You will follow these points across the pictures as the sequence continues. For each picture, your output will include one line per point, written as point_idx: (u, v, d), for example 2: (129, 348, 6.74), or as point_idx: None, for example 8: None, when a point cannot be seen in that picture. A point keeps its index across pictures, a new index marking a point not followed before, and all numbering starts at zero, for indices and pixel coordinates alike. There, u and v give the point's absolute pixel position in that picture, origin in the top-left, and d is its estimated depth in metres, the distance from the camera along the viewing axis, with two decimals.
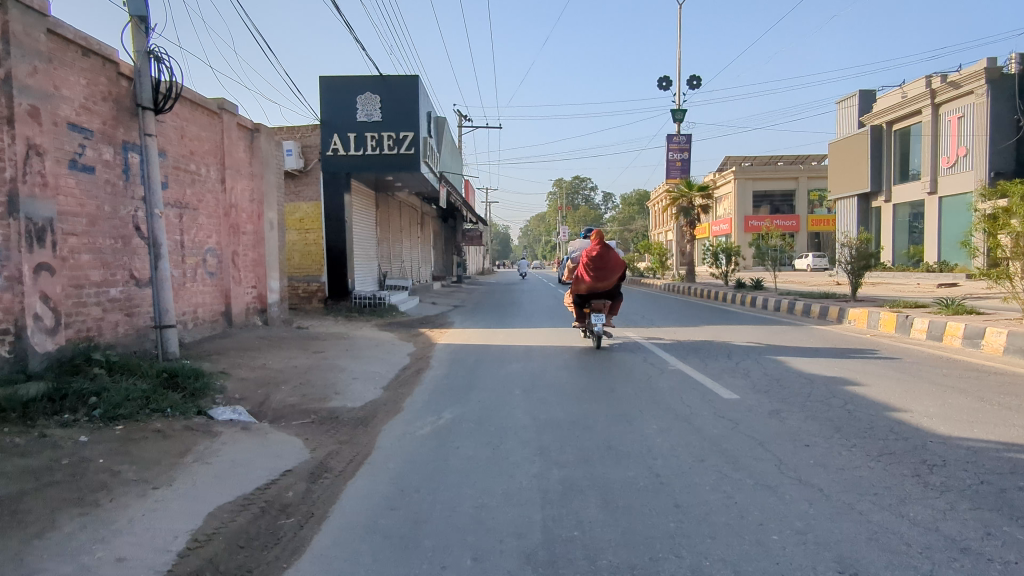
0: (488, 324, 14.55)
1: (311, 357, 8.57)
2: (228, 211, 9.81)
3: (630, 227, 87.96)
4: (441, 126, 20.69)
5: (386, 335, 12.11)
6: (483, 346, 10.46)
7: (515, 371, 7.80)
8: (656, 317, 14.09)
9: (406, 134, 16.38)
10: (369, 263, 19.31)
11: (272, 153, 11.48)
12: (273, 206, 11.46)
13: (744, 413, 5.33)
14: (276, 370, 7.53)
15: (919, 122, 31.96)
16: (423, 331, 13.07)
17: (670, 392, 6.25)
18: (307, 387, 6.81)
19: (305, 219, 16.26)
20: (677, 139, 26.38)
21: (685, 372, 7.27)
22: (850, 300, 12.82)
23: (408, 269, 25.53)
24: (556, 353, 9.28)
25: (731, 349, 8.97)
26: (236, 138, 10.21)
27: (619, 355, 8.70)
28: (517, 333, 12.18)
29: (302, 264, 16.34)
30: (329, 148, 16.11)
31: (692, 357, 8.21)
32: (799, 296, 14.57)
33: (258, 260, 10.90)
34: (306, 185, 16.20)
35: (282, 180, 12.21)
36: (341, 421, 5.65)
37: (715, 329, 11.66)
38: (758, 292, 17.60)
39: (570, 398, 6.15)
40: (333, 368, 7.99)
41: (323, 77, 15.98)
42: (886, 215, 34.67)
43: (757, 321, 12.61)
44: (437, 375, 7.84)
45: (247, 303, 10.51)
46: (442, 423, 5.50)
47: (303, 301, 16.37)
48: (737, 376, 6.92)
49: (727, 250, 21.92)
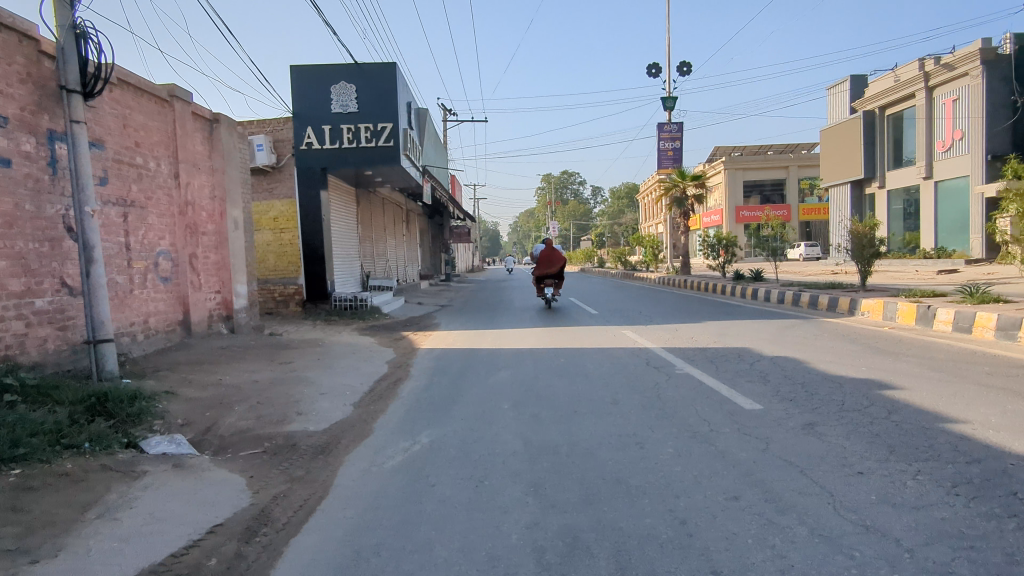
0: (475, 325, 13.69)
1: (277, 370, 7.68)
2: (183, 209, 8.87)
3: (620, 221, 87.33)
4: (423, 118, 19.78)
5: (366, 340, 11.25)
6: (469, 351, 9.61)
7: (504, 380, 6.96)
8: (654, 313, 13.29)
9: (384, 125, 15.46)
10: (350, 263, 18.39)
11: (235, 144, 10.54)
12: (237, 204, 10.53)
13: (773, 429, 4.52)
14: (232, 387, 6.63)
15: (913, 105, 31.37)
16: (406, 334, 12.22)
17: (682, 404, 5.42)
18: (264, 407, 5.93)
19: (279, 217, 15.18)
20: (668, 127, 25.57)
21: (695, 378, 6.44)
22: (859, 289, 12.06)
23: (393, 269, 24.61)
24: (550, 357, 8.45)
25: (741, 347, 8.17)
26: (192, 130, 9.27)
27: (619, 358, 7.87)
28: (508, 335, 11.36)
29: (278, 266, 15.35)
30: (302, 142, 15.28)
31: (701, 360, 7.40)
32: (802, 287, 13.80)
33: (221, 263, 9.99)
34: (278, 181, 15.13)
35: (248, 176, 11.27)
36: (297, 451, 4.77)
37: (719, 324, 10.84)
38: (758, 283, 16.81)
39: (567, 414, 5.31)
40: (299, 382, 7.11)
41: (295, 66, 15.07)
42: (881, 202, 34.06)
43: (763, 315, 11.81)
44: (416, 387, 6.98)
45: (209, 310, 9.60)
46: (416, 451, 4.65)
47: (280, 305, 15.43)
48: (755, 382, 6.11)
49: (723, 241, 21.14)
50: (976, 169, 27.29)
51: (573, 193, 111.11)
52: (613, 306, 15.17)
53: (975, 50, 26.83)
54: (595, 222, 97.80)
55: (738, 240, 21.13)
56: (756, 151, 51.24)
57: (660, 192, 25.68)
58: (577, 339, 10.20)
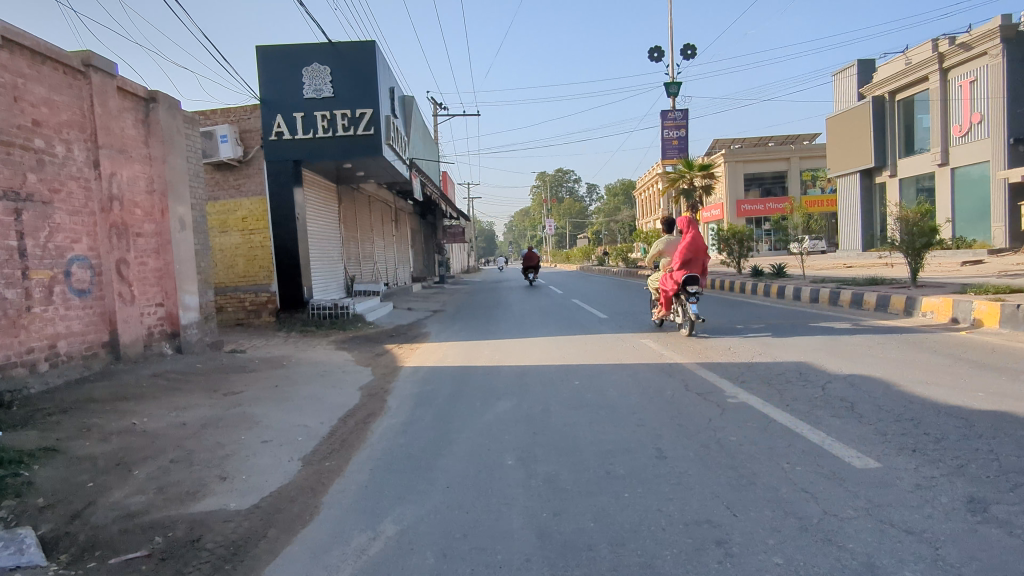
0: (471, 333, 12.13)
1: (215, 406, 6.02)
2: (108, 205, 7.25)
3: (617, 217, 85.60)
4: (409, 106, 18.15)
5: (341, 356, 9.64)
6: (461, 370, 7.98)
7: (506, 416, 5.34)
8: None
9: (363, 111, 13.83)
10: (332, 266, 16.79)
11: (181, 129, 8.92)
12: (184, 200, 8.90)
13: (927, 515, 2.91)
14: (146, 435, 4.99)
15: (926, 89, 29.90)
16: (390, 348, 10.61)
17: (762, 459, 3.81)
18: (179, 468, 4.32)
19: (248, 218, 13.77)
20: (672, 114, 23.97)
21: (760, 412, 4.86)
22: (909, 285, 10.48)
23: (382, 271, 22.92)
24: (560, 378, 6.84)
25: (797, 362, 6.58)
26: (119, 109, 7.64)
27: (650, 381, 6.25)
28: (507, 346, 9.75)
29: (248, 271, 13.88)
30: (271, 132, 13.52)
31: (755, 384, 5.82)
32: (837, 282, 12.23)
33: (164, 270, 8.35)
34: (246, 177, 13.66)
35: (199, 168, 9.65)
36: (196, 557, 3.14)
37: (754, 330, 9.27)
38: (782, 280, 15.19)
39: (598, 480, 3.72)
40: (238, 424, 5.46)
41: (261, 47, 13.49)
42: (893, 191, 32.57)
43: (800, 318, 10.24)
44: (392, 427, 5.39)
45: (148, 327, 7.95)
46: (376, 554, 3.04)
47: (250, 315, 13.87)
48: (846, 419, 4.53)
49: (738, 234, 19.52)
50: (997, 154, 25.81)
51: (568, 190, 109.68)
52: (623, 308, 13.57)
53: (995, 28, 25.27)
54: (591, 220, 96.44)
55: (755, 233, 19.55)
56: (757, 142, 49.74)
57: (666, 183, 24.03)
58: (590, 351, 8.59)
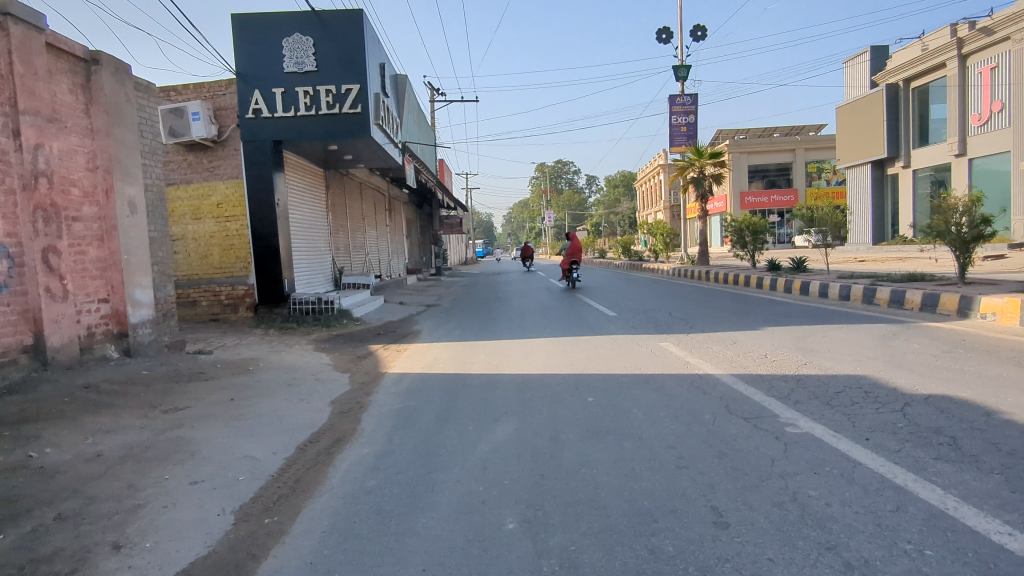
0: (466, 331, 11.01)
1: (147, 430, 4.87)
2: (33, 182, 6.11)
3: (616, 209, 84.28)
4: (402, 85, 16.94)
5: (319, 358, 8.53)
6: (452, 379, 6.88)
7: (505, 449, 4.23)
8: (689, 315, 10.59)
9: (348, 87, 12.64)
10: (318, 257, 15.65)
11: (132, 98, 7.73)
12: (135, 180, 7.71)
13: None
14: (39, 473, 3.86)
15: (943, 76, 28.70)
16: (376, 349, 9.50)
17: (872, 539, 2.67)
18: (63, 529, 3.19)
19: (224, 203, 12.61)
20: (680, 99, 22.69)
21: (833, 450, 3.75)
22: (958, 283, 9.34)
23: (374, 263, 21.75)
24: (571, 393, 5.71)
25: (857, 377, 5.45)
26: (47, 68, 6.46)
27: (681, 400, 5.14)
28: (506, 349, 8.63)
29: (223, 262, 12.73)
30: (248, 109, 12.33)
31: (813, 408, 4.70)
32: (870, 278, 11.07)
33: (109, 261, 7.19)
34: (222, 159, 12.51)
35: (157, 143, 8.44)
36: None
37: (787, 332, 8.15)
38: (803, 275, 14.07)
39: (638, 566, 2.62)
40: (167, 455, 4.32)
41: (237, 16, 12.28)
42: (906, 183, 31.41)
43: (834, 318, 9.10)
44: (361, 461, 4.29)
45: (86, 326, 6.81)
46: None
47: (226, 310, 12.74)
48: (956, 464, 3.42)
49: (753, 226, 18.32)
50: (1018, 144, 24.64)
51: (568, 182, 108.37)
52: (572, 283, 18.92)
53: (1019, 11, 23.99)
54: (590, 212, 95.15)
55: (769, 224, 18.35)
56: (762, 132, 48.39)
57: (674, 172, 22.84)
58: (602, 356, 7.45)
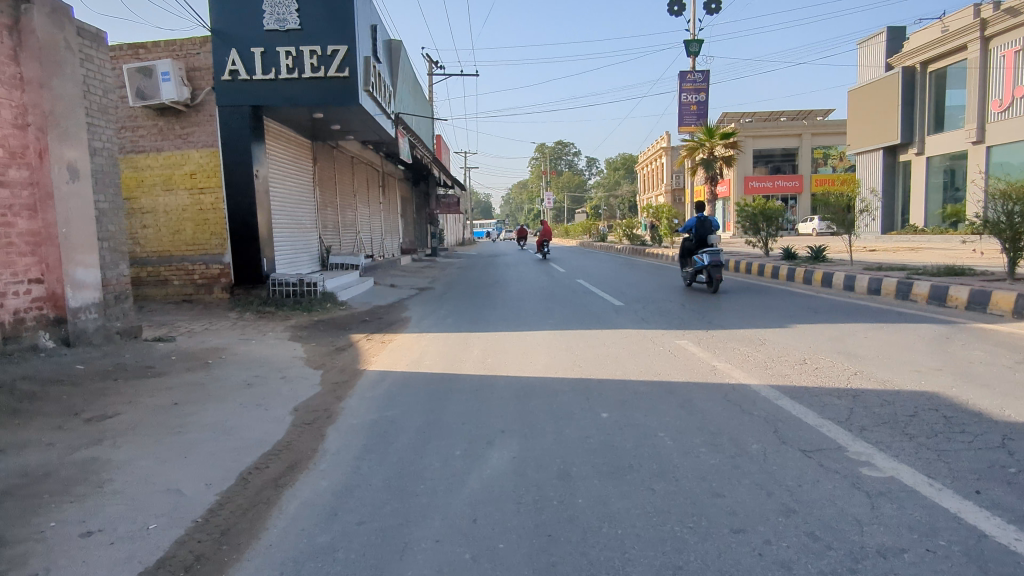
0: (459, 319, 10.04)
1: (53, 448, 3.90)
2: None
3: (616, 192, 82.94)
4: (396, 51, 15.77)
5: (292, 350, 7.56)
6: (440, 380, 5.92)
7: (500, 491, 3.29)
8: (705, 308, 9.62)
9: (334, 48, 11.51)
10: (304, 236, 14.63)
11: (75, 44, 6.63)
12: (78, 141, 6.66)
13: None
14: None
15: (963, 59, 27.51)
16: (358, 340, 8.53)
17: None
18: None
19: (198, 173, 11.54)
20: (691, 76, 21.51)
21: (938, 510, 2.81)
22: (1007, 279, 8.42)
23: (365, 242, 20.67)
24: (580, 406, 4.76)
25: (927, 397, 4.50)
26: None
27: (717, 421, 4.21)
28: (503, 343, 7.67)
29: (196, 238, 11.69)
30: (224, 70, 11.21)
31: (885, 439, 3.74)
32: (904, 270, 10.12)
33: (40, 234, 6.19)
34: (196, 125, 11.46)
35: (108, 101, 7.34)
36: None
37: (821, 332, 7.20)
38: (823, 265, 13.12)
39: None
40: (67, 489, 3.36)
41: None
42: (919, 171, 30.35)
43: (871, 316, 8.15)
44: (316, 501, 3.33)
45: (10, 311, 5.85)
46: None
47: (200, 290, 11.74)
48: None
49: (767, 211, 17.33)
50: None
51: (567, 164, 106.90)
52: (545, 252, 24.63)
53: None
54: (590, 195, 93.86)
55: (783, 211, 17.35)
56: (769, 116, 46.98)
57: (684, 153, 21.75)
58: (613, 356, 6.49)
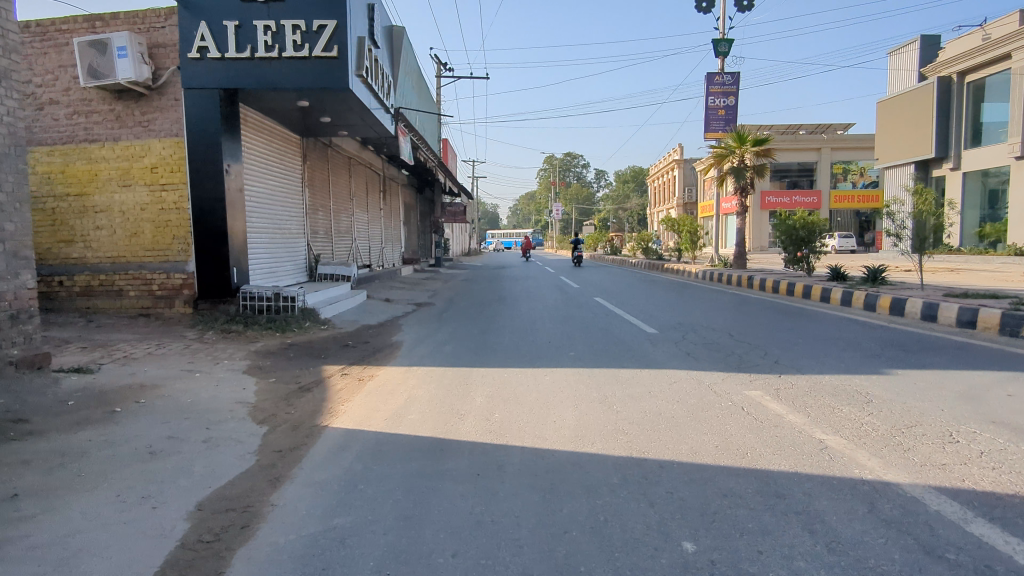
0: (458, 346, 8.27)
1: None
2: None
3: (625, 205, 81.07)
4: (398, 38, 14.15)
5: (242, 390, 5.83)
6: (427, 451, 4.14)
7: None
8: (762, 342, 7.81)
9: (321, 24, 9.92)
10: (287, 243, 12.92)
11: None
12: None
13: None
14: None
15: (1005, 69, 25.62)
16: (331, 374, 6.78)
17: None
18: None
19: (159, 167, 9.86)
20: (719, 78, 19.82)
21: None
22: None
23: (362, 251, 19.03)
24: (645, 519, 2.99)
25: None
26: None
27: None
28: (517, 386, 5.91)
29: (155, 242, 9.99)
30: (191, 47, 9.56)
31: None
32: (1003, 301, 8.26)
33: None
34: (158, 110, 9.82)
35: (10, 62, 5.67)
36: None
37: (940, 384, 5.39)
38: (884, 288, 11.30)
39: None
40: None
41: None
42: (954, 187, 28.47)
43: (986, 359, 6.35)
44: None
45: None
46: None
47: (159, 302, 10.03)
48: None
49: (809, 225, 15.54)
50: None
51: (576, 176, 105.32)
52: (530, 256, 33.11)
53: None
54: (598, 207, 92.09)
55: (828, 225, 15.51)
56: (787, 129, 44.62)
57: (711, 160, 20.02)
58: (668, 416, 4.70)
